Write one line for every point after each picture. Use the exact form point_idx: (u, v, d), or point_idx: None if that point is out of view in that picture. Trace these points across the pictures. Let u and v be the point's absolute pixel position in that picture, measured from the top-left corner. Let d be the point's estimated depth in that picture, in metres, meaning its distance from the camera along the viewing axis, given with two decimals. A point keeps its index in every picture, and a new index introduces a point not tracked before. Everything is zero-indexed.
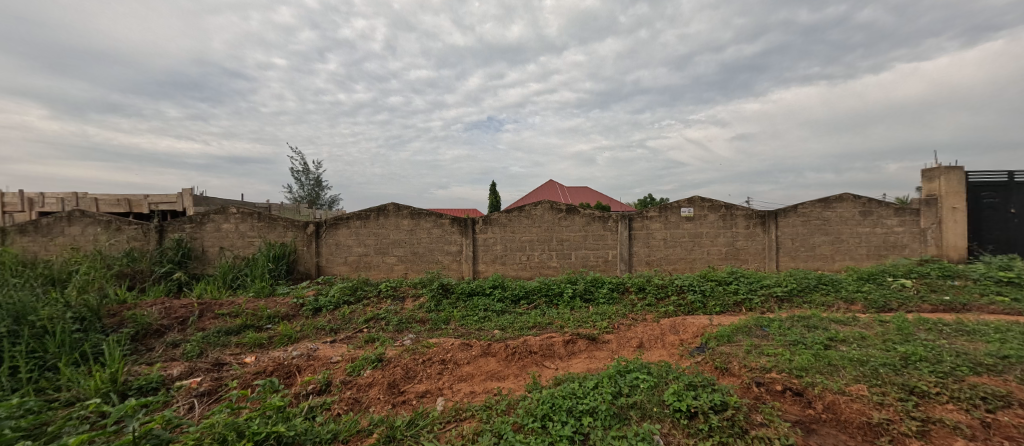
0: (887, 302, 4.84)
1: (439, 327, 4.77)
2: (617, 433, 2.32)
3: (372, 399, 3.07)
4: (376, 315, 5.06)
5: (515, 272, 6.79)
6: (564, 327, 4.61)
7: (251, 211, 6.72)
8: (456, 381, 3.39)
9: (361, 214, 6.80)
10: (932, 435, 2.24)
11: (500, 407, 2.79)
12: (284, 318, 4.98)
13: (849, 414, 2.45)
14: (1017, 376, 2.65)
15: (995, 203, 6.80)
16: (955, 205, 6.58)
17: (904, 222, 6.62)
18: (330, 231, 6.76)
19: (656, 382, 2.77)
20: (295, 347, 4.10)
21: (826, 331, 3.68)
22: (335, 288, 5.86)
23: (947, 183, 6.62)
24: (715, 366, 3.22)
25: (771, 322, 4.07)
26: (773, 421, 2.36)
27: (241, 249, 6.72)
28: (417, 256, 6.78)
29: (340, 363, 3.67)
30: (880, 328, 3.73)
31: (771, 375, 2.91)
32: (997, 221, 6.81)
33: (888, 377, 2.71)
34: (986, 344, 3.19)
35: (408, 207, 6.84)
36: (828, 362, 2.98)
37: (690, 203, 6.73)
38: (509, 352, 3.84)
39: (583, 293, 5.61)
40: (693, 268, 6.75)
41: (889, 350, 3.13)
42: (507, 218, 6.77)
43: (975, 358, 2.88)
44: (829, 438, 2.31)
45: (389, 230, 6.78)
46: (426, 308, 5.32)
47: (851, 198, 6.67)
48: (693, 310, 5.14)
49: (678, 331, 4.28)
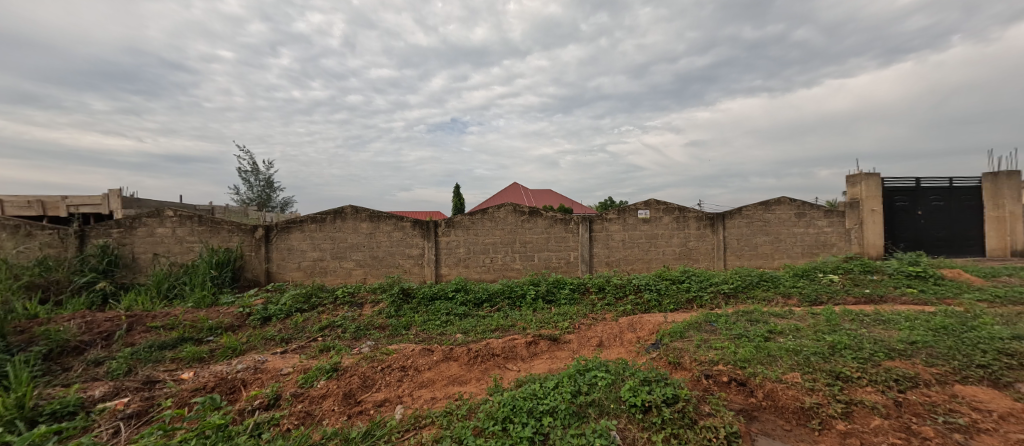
0: (818, 295, 5.30)
1: (399, 333, 4.64)
2: (576, 431, 2.37)
3: (325, 411, 2.93)
4: (331, 322, 4.84)
5: (479, 275, 6.76)
6: (526, 328, 4.65)
7: (191, 214, 6.22)
8: (416, 388, 3.32)
9: (316, 216, 6.50)
10: (854, 415, 2.48)
11: (461, 412, 2.76)
12: (228, 329, 4.63)
13: (785, 400, 2.65)
14: (923, 358, 2.99)
15: (907, 205, 7.66)
16: (874, 208, 7.35)
17: (832, 223, 7.28)
18: (281, 235, 6.41)
19: (613, 379, 2.86)
20: (240, 360, 3.84)
21: (766, 325, 3.97)
22: (287, 295, 5.54)
23: (868, 188, 7.38)
24: (668, 361, 3.37)
25: (719, 317, 4.33)
26: (720, 411, 2.51)
27: (180, 256, 6.20)
28: (377, 260, 6.58)
29: (291, 375, 3.47)
30: (812, 320, 4.08)
31: (718, 367, 3.10)
32: (907, 221, 7.66)
33: (818, 364, 2.96)
34: (898, 331, 3.57)
35: (367, 209, 6.62)
36: (767, 353, 3.21)
37: (647, 205, 7.03)
38: (471, 356, 3.82)
39: (545, 295, 5.69)
40: (650, 268, 7.04)
41: (820, 340, 3.42)
42: (470, 220, 6.73)
43: (889, 345, 3.21)
44: (768, 424, 2.51)
45: (347, 234, 6.52)
46: (385, 313, 5.17)
47: (788, 201, 7.24)
48: (649, 308, 5.36)
49: (635, 329, 4.44)
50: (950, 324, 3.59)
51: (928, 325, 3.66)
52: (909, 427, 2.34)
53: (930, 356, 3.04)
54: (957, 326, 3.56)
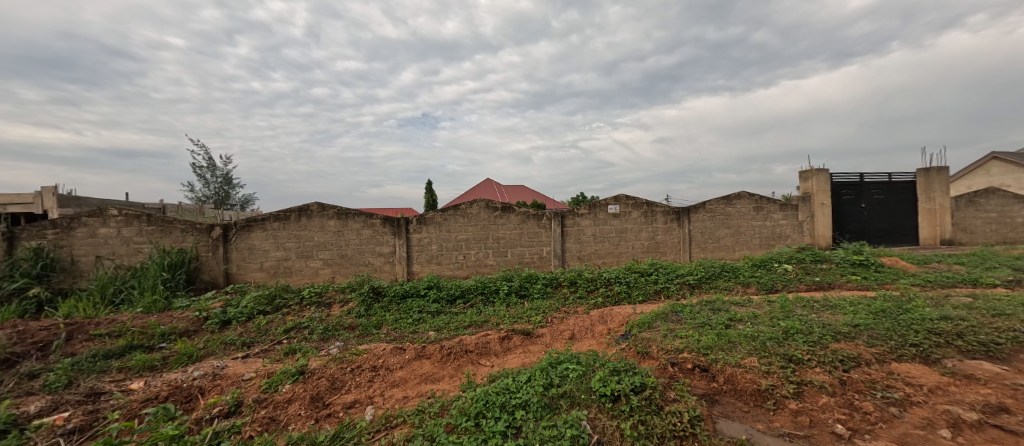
0: (774, 284, 5.63)
1: (369, 332, 4.54)
2: (548, 423, 2.41)
3: (291, 416, 2.83)
4: (297, 324, 4.67)
5: (451, 272, 6.70)
6: (499, 324, 4.66)
7: (138, 213, 5.80)
8: (387, 387, 3.26)
9: (279, 214, 6.23)
10: (804, 394, 2.65)
11: (433, 410, 2.74)
12: (182, 335, 4.37)
13: (744, 384, 2.81)
14: (864, 340, 3.24)
15: (852, 199, 8.23)
16: (823, 201, 7.86)
17: (787, 215, 7.71)
18: (241, 234, 6.10)
19: (584, 371, 2.92)
20: (197, 367, 3.63)
21: (727, 313, 4.17)
22: (248, 297, 5.29)
23: (818, 183, 7.88)
24: (636, 351, 3.48)
25: (684, 307, 4.51)
26: (684, 396, 2.63)
27: (126, 258, 5.77)
28: (345, 259, 6.39)
29: (254, 380, 3.33)
30: (768, 307, 4.33)
31: (683, 355, 3.22)
32: (853, 214, 8.24)
33: (773, 349, 3.14)
34: (844, 315, 3.86)
35: (333, 206, 6.41)
36: (728, 340, 3.37)
37: (616, 200, 7.20)
38: (443, 353, 3.79)
39: (519, 290, 5.72)
40: (620, 261, 7.22)
41: (775, 326, 3.64)
42: (442, 217, 6.65)
43: (836, 328, 3.46)
44: (728, 406, 2.66)
45: (313, 232, 6.29)
46: (355, 313, 5.04)
47: (747, 196, 7.61)
48: (619, 300, 5.51)
49: (606, 321, 4.55)
50: (887, 308, 3.91)
51: (869, 309, 3.97)
52: (852, 403, 2.55)
53: (870, 337, 3.30)
54: (895, 309, 3.88)
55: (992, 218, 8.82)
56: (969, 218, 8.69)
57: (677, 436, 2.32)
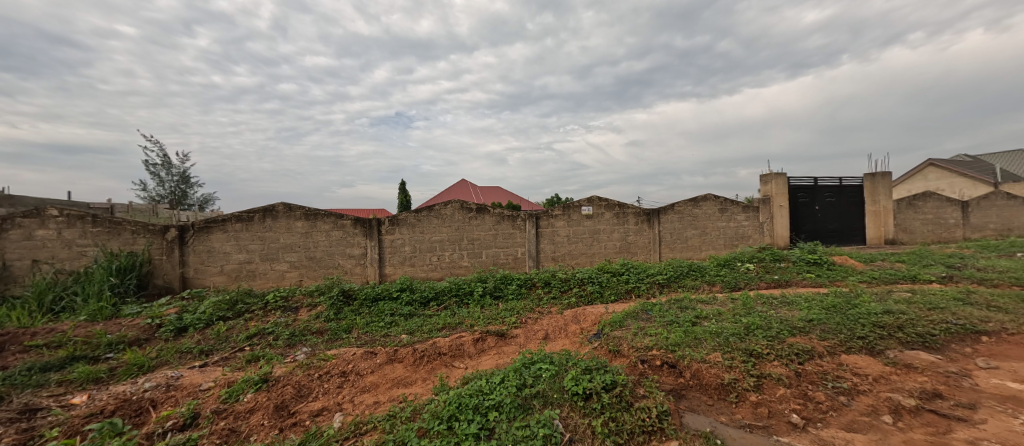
0: (737, 282, 5.89)
1: (339, 337, 4.41)
2: (521, 423, 2.42)
3: (253, 426, 2.70)
4: (260, 329, 4.47)
5: (425, 273, 6.61)
6: (474, 325, 4.64)
7: (82, 213, 5.40)
8: (358, 393, 3.18)
9: (242, 215, 5.95)
10: (763, 387, 2.79)
11: (405, 414, 2.69)
12: (132, 344, 4.09)
13: (709, 378, 2.92)
14: (818, 334, 3.44)
15: (808, 201, 8.73)
16: (781, 204, 8.30)
17: (748, 217, 8.09)
18: (199, 236, 5.79)
19: (557, 370, 2.95)
20: (148, 378, 3.41)
21: (694, 310, 4.33)
22: (206, 303, 5.02)
23: (777, 186, 8.31)
24: (608, 349, 3.54)
25: (653, 306, 4.64)
26: (653, 392, 2.71)
27: (68, 262, 5.35)
28: (314, 261, 6.18)
29: (212, 390, 3.16)
30: (732, 305, 4.52)
31: (652, 352, 3.31)
32: (808, 215, 8.74)
33: (735, 344, 3.28)
34: (800, 311, 4.08)
35: (301, 207, 6.18)
36: (694, 337, 3.49)
37: (590, 202, 7.33)
38: (416, 357, 3.73)
39: (493, 291, 5.71)
40: (593, 262, 7.34)
41: (737, 322, 3.80)
42: (415, 218, 6.55)
43: (792, 323, 3.65)
44: (693, 401, 2.77)
45: (279, 233, 6.05)
46: (323, 317, 4.88)
47: (713, 198, 7.93)
48: (592, 300, 5.60)
49: (579, 320, 4.61)
50: (838, 303, 4.17)
51: (822, 304, 4.23)
52: (806, 394, 2.70)
53: (823, 331, 3.50)
54: (845, 304, 4.15)
55: (929, 220, 9.57)
56: (909, 219, 9.40)
57: (646, 431, 2.39)
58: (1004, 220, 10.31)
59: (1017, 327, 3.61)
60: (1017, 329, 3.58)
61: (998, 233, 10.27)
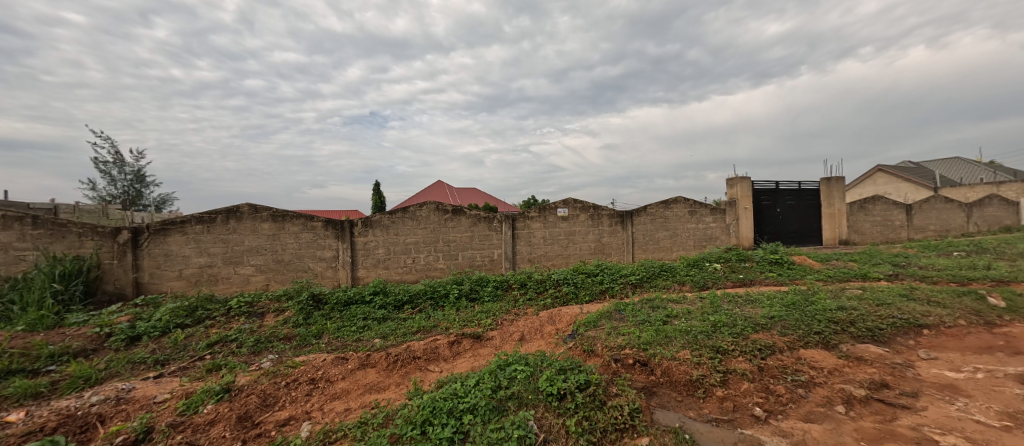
0: (705, 281, 6.10)
1: (308, 342, 4.26)
2: (495, 426, 2.41)
3: (214, 439, 2.57)
4: (222, 336, 4.25)
5: (400, 276, 6.49)
6: (449, 328, 4.59)
7: (21, 214, 5.00)
8: (328, 400, 3.08)
9: (202, 216, 5.67)
10: (729, 382, 2.90)
11: (377, 420, 2.63)
12: (78, 355, 3.81)
13: (678, 375, 3.00)
14: (778, 330, 3.61)
15: (770, 204, 9.16)
16: (746, 206, 8.68)
17: (716, 219, 8.40)
18: (155, 239, 5.49)
19: (531, 371, 2.96)
20: (96, 391, 3.18)
21: (665, 310, 4.45)
22: (162, 310, 4.73)
23: (742, 189, 8.69)
24: (582, 349, 3.58)
25: (626, 305, 4.74)
26: (625, 391, 2.76)
27: (3, 267, 4.91)
28: (281, 265, 5.95)
29: (168, 402, 2.98)
30: (700, 303, 4.68)
31: (624, 351, 3.38)
32: (770, 217, 9.17)
33: (703, 341, 3.39)
34: (763, 308, 4.27)
35: (268, 208, 5.94)
36: (665, 335, 3.59)
37: (565, 204, 7.41)
38: (390, 361, 3.66)
39: (469, 293, 5.67)
40: (568, 263, 7.43)
41: (705, 320, 3.94)
42: (389, 219, 6.43)
43: (755, 320, 3.82)
44: (664, 398, 2.85)
45: (244, 235, 5.79)
46: (291, 322, 4.70)
47: (683, 200, 8.19)
48: (567, 301, 5.67)
49: (554, 321, 4.65)
50: (797, 300, 4.40)
51: (783, 302, 4.44)
52: (768, 387, 2.83)
53: (783, 327, 3.67)
54: (803, 301, 4.38)
55: (878, 221, 10.25)
56: (861, 220, 10.03)
57: (619, 429, 2.44)
58: (943, 221, 11.18)
59: (953, 320, 3.92)
60: (953, 323, 3.89)
61: (938, 234, 11.13)
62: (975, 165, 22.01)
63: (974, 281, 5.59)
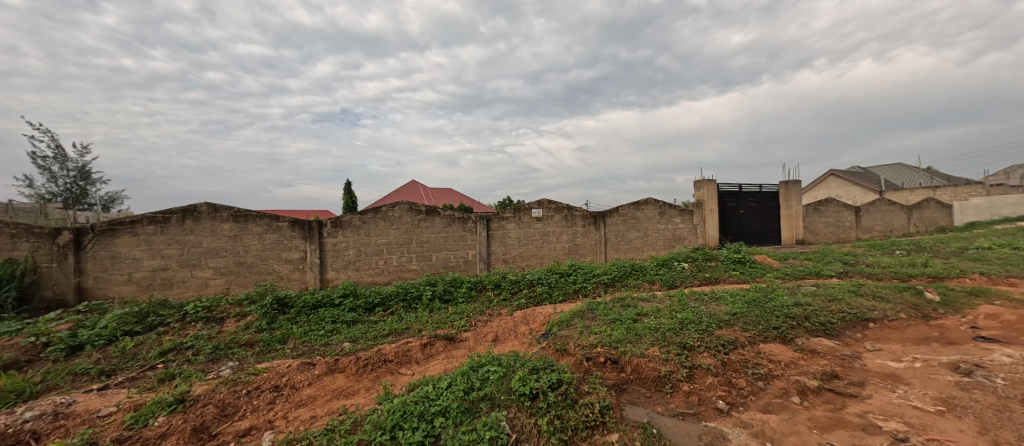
0: (674, 280, 6.30)
1: (271, 348, 4.08)
2: (467, 428, 2.39)
3: None
4: (176, 344, 4.01)
5: (371, 278, 6.33)
6: (421, 330, 4.51)
7: None
8: (293, 408, 2.96)
9: (155, 216, 5.33)
10: (695, 377, 2.99)
11: (344, 427, 2.55)
12: (8, 368, 3.48)
13: (647, 371, 3.08)
14: (740, 325, 3.77)
15: (734, 206, 9.57)
16: (711, 208, 9.04)
17: (684, 220, 8.69)
18: (102, 241, 5.12)
19: (504, 371, 2.96)
20: (30, 406, 2.92)
21: (635, 308, 4.56)
22: (108, 316, 4.41)
23: (708, 191, 9.04)
24: (555, 348, 3.61)
25: (599, 304, 4.82)
26: (596, 388, 2.80)
27: None
28: (243, 267, 5.67)
29: (113, 416, 2.78)
30: (669, 302, 4.82)
31: (596, 349, 3.43)
32: (734, 218, 9.57)
33: (671, 338, 3.49)
34: (727, 305, 4.45)
35: (228, 208, 5.65)
36: (634, 333, 3.67)
37: (539, 205, 7.46)
38: (359, 366, 3.56)
39: (442, 294, 5.60)
40: (542, 264, 7.47)
41: (673, 317, 4.07)
42: (360, 220, 6.26)
43: (720, 317, 3.97)
44: (633, 394, 2.93)
45: (202, 236, 5.49)
46: (254, 328, 4.49)
47: (653, 202, 8.42)
48: (541, 300, 5.70)
49: (528, 321, 4.66)
50: (759, 297, 4.62)
51: (745, 299, 4.65)
52: (731, 381, 2.94)
53: (745, 322, 3.84)
54: (764, 298, 4.60)
55: (830, 222, 10.90)
56: (815, 221, 10.65)
57: (589, 426, 2.47)
58: (887, 222, 12.03)
59: (895, 314, 4.22)
60: (896, 316, 4.19)
61: (883, 234, 11.98)
62: (915, 171, 23.86)
63: (914, 278, 6.05)
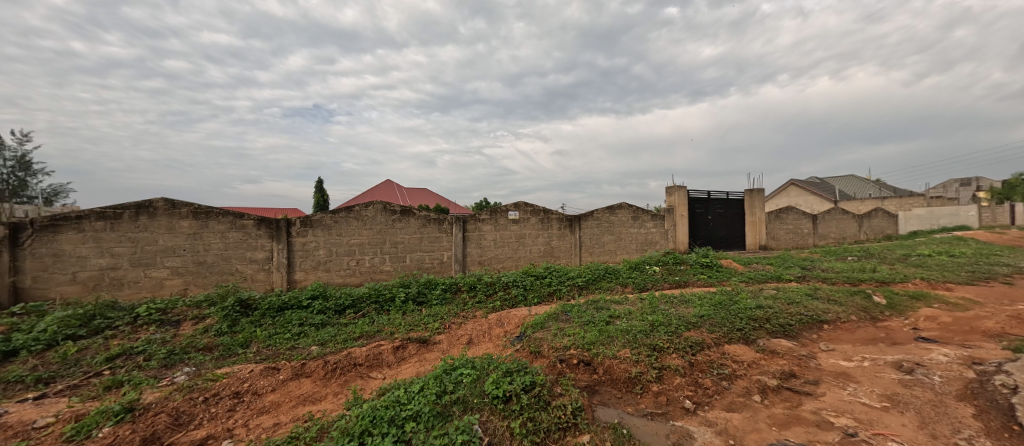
0: (645, 283, 6.47)
1: (232, 352, 3.89)
2: (438, 432, 2.36)
3: None
4: (126, 348, 3.75)
5: (343, 279, 6.16)
6: (394, 333, 4.42)
7: None
8: (254, 415, 2.83)
9: (105, 212, 4.99)
10: (663, 378, 3.08)
11: (310, 434, 2.46)
12: None
13: (618, 373, 3.14)
14: (707, 327, 3.90)
15: (702, 211, 9.92)
16: (681, 213, 9.34)
17: (656, 224, 8.93)
18: (42, 237, 4.74)
19: (477, 374, 2.94)
20: None
21: (608, 310, 4.64)
22: (48, 318, 4.08)
23: (679, 197, 9.34)
24: (529, 351, 3.63)
25: (573, 307, 4.87)
26: (568, 390, 2.83)
27: None
28: (203, 267, 5.38)
29: (51, 427, 2.57)
30: (640, 304, 4.94)
31: (569, 351, 3.46)
32: (703, 224, 9.92)
33: (642, 340, 3.58)
34: (694, 308, 4.61)
35: (188, 204, 5.36)
36: (607, 335, 3.74)
37: (516, 207, 7.48)
38: (327, 370, 3.45)
39: (416, 297, 5.51)
40: (518, 266, 7.49)
41: (644, 320, 4.17)
42: (332, 219, 6.09)
43: (688, 319, 4.10)
44: (604, 395, 2.98)
45: (157, 234, 5.18)
46: (214, 331, 4.27)
47: (627, 206, 8.61)
48: (516, 302, 5.71)
49: (503, 323, 4.66)
50: (724, 300, 4.81)
51: (712, 301, 4.83)
52: (697, 381, 3.04)
53: (711, 324, 3.98)
54: (729, 301, 4.80)
55: (790, 229, 11.49)
56: (777, 228, 11.19)
57: (561, 428, 2.49)
58: (841, 230, 12.80)
59: (847, 316, 4.49)
60: (848, 318, 4.46)
61: (837, 241, 12.73)
62: (866, 183, 25.53)
63: (863, 282, 6.46)
